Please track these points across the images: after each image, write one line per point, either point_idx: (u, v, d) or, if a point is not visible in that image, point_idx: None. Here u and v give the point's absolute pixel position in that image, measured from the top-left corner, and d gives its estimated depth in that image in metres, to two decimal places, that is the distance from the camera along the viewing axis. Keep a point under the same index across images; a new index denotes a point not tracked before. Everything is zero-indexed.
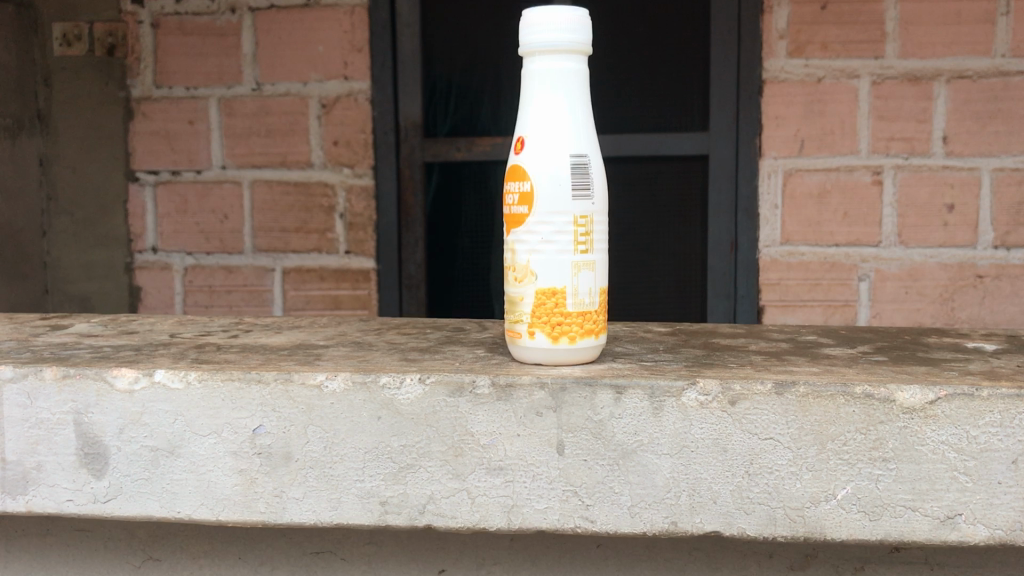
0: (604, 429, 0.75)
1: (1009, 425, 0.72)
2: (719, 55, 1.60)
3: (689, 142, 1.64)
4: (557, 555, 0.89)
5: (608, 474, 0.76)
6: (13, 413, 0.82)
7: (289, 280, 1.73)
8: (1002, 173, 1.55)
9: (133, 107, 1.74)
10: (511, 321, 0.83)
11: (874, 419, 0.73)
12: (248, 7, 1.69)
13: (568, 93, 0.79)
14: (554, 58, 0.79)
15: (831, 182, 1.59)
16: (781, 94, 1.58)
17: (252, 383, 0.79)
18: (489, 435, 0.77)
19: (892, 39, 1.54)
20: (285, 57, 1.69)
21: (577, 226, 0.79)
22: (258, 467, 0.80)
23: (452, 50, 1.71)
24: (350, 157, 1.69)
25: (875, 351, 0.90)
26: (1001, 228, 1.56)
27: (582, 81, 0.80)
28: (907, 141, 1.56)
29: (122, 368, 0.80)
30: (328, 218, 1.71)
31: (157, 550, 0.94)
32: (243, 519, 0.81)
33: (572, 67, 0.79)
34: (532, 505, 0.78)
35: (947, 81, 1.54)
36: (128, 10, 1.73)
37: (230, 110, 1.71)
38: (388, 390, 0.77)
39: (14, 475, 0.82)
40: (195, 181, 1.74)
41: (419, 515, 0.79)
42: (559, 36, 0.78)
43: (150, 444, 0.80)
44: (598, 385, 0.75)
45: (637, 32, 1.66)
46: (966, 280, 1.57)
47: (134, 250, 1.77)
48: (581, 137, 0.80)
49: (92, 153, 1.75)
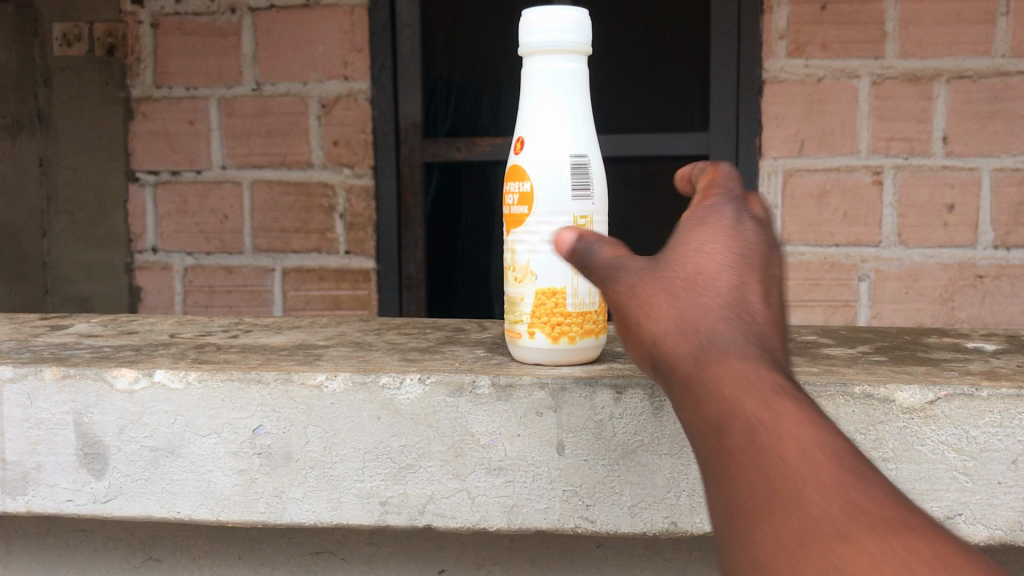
0: (604, 429, 0.75)
1: (1009, 425, 0.72)
2: (720, 55, 1.60)
3: (690, 142, 1.64)
4: (556, 556, 0.89)
5: (608, 474, 0.76)
6: (14, 413, 0.82)
7: (289, 280, 1.73)
8: (1002, 174, 1.55)
9: (133, 107, 1.74)
10: (511, 321, 0.83)
11: (873, 419, 0.73)
12: (248, 7, 1.68)
13: (568, 93, 0.80)
14: (554, 59, 0.79)
15: (831, 182, 1.59)
16: (782, 94, 1.58)
17: (252, 383, 0.78)
18: (489, 435, 0.77)
19: (892, 39, 1.54)
20: (285, 57, 1.69)
21: (577, 226, 0.79)
22: (258, 467, 0.80)
23: (452, 51, 1.71)
24: (350, 157, 1.69)
25: (875, 351, 0.90)
26: (1001, 228, 1.55)
27: (582, 81, 0.80)
28: (907, 141, 1.56)
29: (121, 368, 0.80)
30: (328, 219, 1.71)
31: (157, 550, 0.94)
32: (243, 518, 0.81)
33: (571, 67, 0.79)
34: (532, 505, 0.78)
35: (947, 81, 1.54)
36: (128, 10, 1.72)
37: (230, 110, 1.71)
38: (388, 390, 0.77)
39: (14, 475, 0.82)
40: (195, 181, 1.74)
41: (419, 515, 0.79)
42: (559, 37, 0.78)
43: (150, 444, 0.80)
44: (598, 385, 0.75)
45: (637, 32, 1.66)
46: (966, 280, 1.58)
47: (134, 250, 1.78)
48: (581, 137, 0.80)
49: (91, 153, 1.75)
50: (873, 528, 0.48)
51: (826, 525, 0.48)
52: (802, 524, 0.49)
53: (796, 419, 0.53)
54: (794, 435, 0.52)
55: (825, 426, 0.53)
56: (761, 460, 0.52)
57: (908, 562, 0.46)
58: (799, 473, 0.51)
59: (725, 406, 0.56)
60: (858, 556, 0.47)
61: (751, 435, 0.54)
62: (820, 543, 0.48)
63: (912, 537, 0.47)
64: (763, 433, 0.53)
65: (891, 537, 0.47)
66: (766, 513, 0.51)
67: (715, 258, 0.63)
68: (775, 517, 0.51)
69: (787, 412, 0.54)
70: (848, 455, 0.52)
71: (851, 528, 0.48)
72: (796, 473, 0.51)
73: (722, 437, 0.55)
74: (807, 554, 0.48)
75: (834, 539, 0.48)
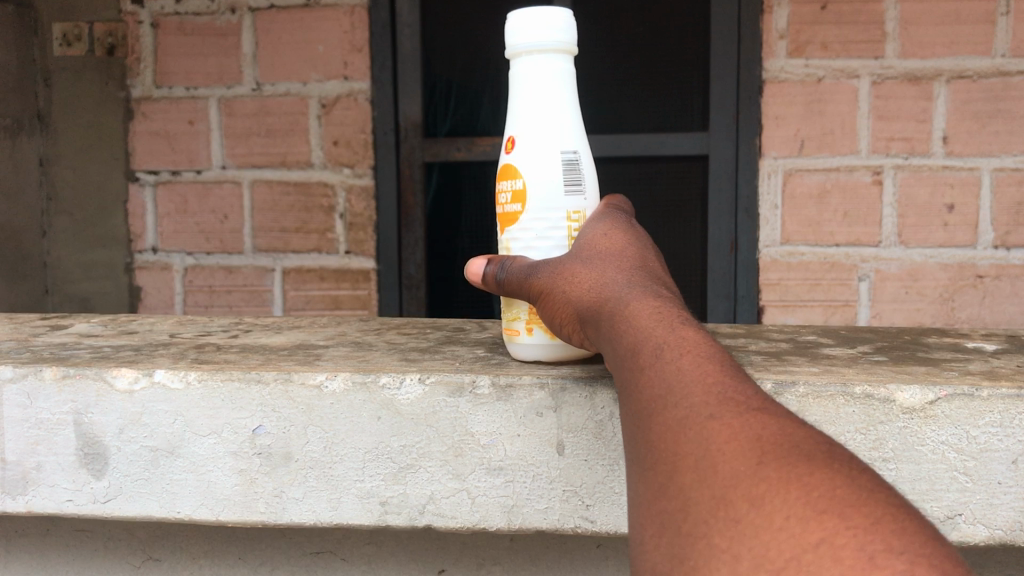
0: (604, 429, 0.75)
1: (1009, 425, 0.71)
2: (720, 55, 1.60)
3: (690, 141, 1.64)
4: (556, 555, 0.89)
5: (608, 474, 0.76)
6: (13, 413, 0.82)
7: (289, 280, 1.74)
8: (1002, 174, 1.54)
9: (133, 107, 1.74)
10: (509, 319, 0.83)
11: (873, 419, 0.73)
12: (248, 7, 1.68)
13: (557, 91, 0.79)
14: (541, 58, 0.79)
15: (831, 182, 1.59)
16: (782, 94, 1.58)
17: (252, 383, 0.78)
18: (489, 435, 0.77)
19: (892, 39, 1.54)
20: (285, 58, 1.69)
21: (571, 221, 0.79)
22: (257, 467, 0.80)
23: (452, 51, 1.71)
24: (350, 157, 1.69)
25: (875, 351, 0.89)
26: (1001, 228, 1.55)
27: (570, 79, 0.80)
28: (907, 141, 1.56)
29: (122, 368, 0.80)
30: (328, 219, 1.71)
31: (157, 550, 0.94)
32: (243, 518, 0.81)
33: (560, 66, 0.79)
34: (532, 505, 0.78)
35: (947, 81, 1.54)
36: (128, 10, 1.72)
37: (230, 110, 1.71)
38: (388, 390, 0.77)
39: (14, 475, 0.82)
40: (195, 181, 1.74)
41: (419, 515, 0.79)
42: (546, 37, 0.78)
43: (150, 444, 0.80)
44: (598, 386, 0.75)
45: (637, 32, 1.66)
46: (966, 280, 1.57)
47: (134, 250, 1.77)
48: (571, 134, 0.80)
49: (91, 153, 1.75)
50: (740, 411, 0.51)
51: (704, 409, 0.52)
52: (683, 408, 0.53)
53: (691, 339, 0.60)
54: (684, 344, 0.59)
55: (714, 344, 0.60)
56: (656, 367, 0.58)
57: (762, 432, 0.48)
58: (688, 373, 0.56)
59: (632, 332, 0.64)
60: (724, 429, 0.50)
61: (650, 348, 0.60)
62: (694, 423, 0.51)
63: (773, 420, 0.50)
64: (664, 347, 0.59)
65: (752, 416, 0.50)
66: (657, 408, 0.55)
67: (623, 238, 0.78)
68: (664, 408, 0.54)
69: (684, 334, 0.61)
70: (734, 371, 0.57)
71: (721, 410, 0.51)
72: (685, 373, 0.56)
73: (627, 357, 0.62)
74: (684, 431, 0.51)
75: (706, 418, 0.51)
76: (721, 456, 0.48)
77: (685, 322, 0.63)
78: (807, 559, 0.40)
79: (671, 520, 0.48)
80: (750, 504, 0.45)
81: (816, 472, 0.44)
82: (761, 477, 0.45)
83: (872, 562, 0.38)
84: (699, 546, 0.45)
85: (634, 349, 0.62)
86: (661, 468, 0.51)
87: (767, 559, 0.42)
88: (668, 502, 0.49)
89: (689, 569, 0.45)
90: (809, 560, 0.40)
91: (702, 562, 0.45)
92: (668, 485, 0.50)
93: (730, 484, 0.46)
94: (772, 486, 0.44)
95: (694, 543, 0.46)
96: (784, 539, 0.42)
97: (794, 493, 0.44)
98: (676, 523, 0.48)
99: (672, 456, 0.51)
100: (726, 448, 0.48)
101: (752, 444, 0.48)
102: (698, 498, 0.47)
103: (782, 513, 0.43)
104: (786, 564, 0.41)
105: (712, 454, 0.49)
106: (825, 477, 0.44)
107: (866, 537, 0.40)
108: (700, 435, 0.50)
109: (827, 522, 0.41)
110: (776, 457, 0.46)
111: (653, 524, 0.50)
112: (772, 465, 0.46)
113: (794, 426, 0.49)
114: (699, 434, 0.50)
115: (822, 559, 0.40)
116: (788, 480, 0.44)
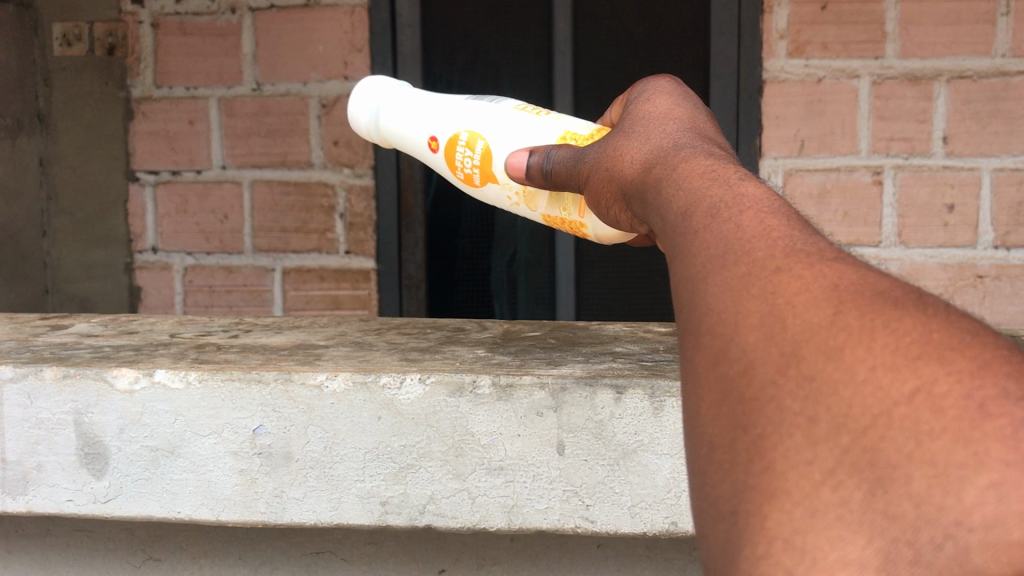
0: (604, 429, 0.75)
1: None
2: (720, 55, 1.60)
3: None
4: (557, 557, 0.89)
5: (608, 474, 0.76)
6: (13, 413, 0.82)
7: (289, 280, 1.74)
8: (1002, 174, 1.55)
9: (133, 107, 1.74)
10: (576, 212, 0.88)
11: None
12: (249, 7, 1.68)
13: None
14: None
15: (831, 182, 1.58)
16: (782, 95, 1.58)
17: (252, 383, 0.78)
18: (489, 436, 0.77)
19: (892, 39, 1.54)
20: (286, 58, 1.68)
21: None
22: (258, 467, 0.80)
23: (452, 51, 1.69)
24: (350, 157, 1.69)
25: None
26: (1001, 228, 1.56)
27: None
28: (907, 141, 1.56)
29: (121, 368, 0.80)
30: (329, 219, 1.71)
31: (157, 550, 0.94)
32: (243, 518, 0.81)
33: None
34: (532, 505, 0.78)
35: (947, 81, 1.54)
36: (128, 10, 1.72)
37: (230, 110, 1.71)
38: (388, 390, 0.77)
39: (14, 475, 0.82)
40: (195, 181, 1.74)
41: (419, 515, 0.79)
42: None
43: (150, 444, 0.80)
44: (598, 386, 0.75)
45: (637, 32, 1.64)
46: (966, 280, 1.58)
47: (134, 250, 1.78)
48: None
49: (92, 154, 1.75)
50: (812, 261, 0.39)
51: (767, 262, 0.40)
52: (743, 264, 0.40)
53: (755, 194, 0.46)
54: (748, 200, 0.46)
55: (782, 197, 0.47)
56: (710, 226, 0.44)
57: (838, 281, 0.37)
58: (750, 228, 0.43)
59: (681, 194, 0.50)
60: (794, 282, 0.38)
61: (705, 208, 0.46)
62: (757, 277, 0.39)
63: (852, 269, 0.38)
64: (722, 206, 0.46)
65: (829, 267, 0.39)
66: (709, 266, 0.42)
67: (672, 105, 0.68)
68: (721, 267, 0.41)
69: (746, 189, 0.47)
70: (806, 226, 0.44)
71: (790, 262, 0.39)
72: (747, 229, 0.43)
73: (673, 222, 0.48)
74: (744, 288, 0.39)
75: (771, 271, 0.39)
76: (789, 308, 0.37)
77: (747, 175, 0.49)
78: (899, 414, 0.32)
79: (730, 387, 0.37)
80: (826, 357, 0.35)
81: (906, 317, 0.34)
82: (839, 327, 0.35)
83: (983, 410, 0.30)
84: (763, 413, 0.35)
85: (683, 210, 0.48)
86: (717, 328, 0.39)
87: (851, 417, 0.33)
88: (728, 366, 0.38)
89: (753, 441, 0.35)
90: (902, 415, 0.32)
91: (771, 428, 0.35)
92: (723, 349, 0.38)
93: (802, 337, 0.36)
94: (853, 336, 0.34)
95: (759, 408, 0.35)
96: (871, 394, 0.33)
97: (880, 341, 0.34)
98: (737, 390, 0.37)
99: (728, 314, 0.39)
100: (797, 302, 0.37)
101: (826, 295, 0.37)
102: (765, 356, 0.36)
103: (864, 363, 0.33)
104: (875, 421, 0.32)
105: (780, 308, 0.37)
106: (919, 322, 0.34)
107: (974, 382, 0.31)
108: (763, 289, 0.39)
109: (922, 369, 0.32)
110: (858, 305, 0.36)
111: (704, 396, 0.38)
112: (853, 313, 0.35)
113: (874, 275, 0.38)
114: (764, 288, 0.39)
115: (919, 411, 0.31)
116: (871, 328, 0.34)
